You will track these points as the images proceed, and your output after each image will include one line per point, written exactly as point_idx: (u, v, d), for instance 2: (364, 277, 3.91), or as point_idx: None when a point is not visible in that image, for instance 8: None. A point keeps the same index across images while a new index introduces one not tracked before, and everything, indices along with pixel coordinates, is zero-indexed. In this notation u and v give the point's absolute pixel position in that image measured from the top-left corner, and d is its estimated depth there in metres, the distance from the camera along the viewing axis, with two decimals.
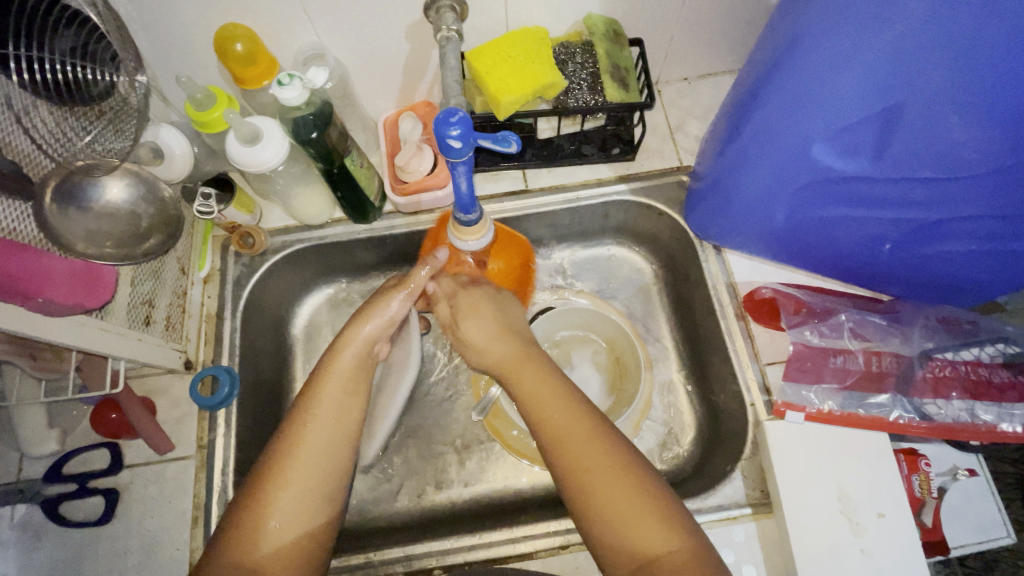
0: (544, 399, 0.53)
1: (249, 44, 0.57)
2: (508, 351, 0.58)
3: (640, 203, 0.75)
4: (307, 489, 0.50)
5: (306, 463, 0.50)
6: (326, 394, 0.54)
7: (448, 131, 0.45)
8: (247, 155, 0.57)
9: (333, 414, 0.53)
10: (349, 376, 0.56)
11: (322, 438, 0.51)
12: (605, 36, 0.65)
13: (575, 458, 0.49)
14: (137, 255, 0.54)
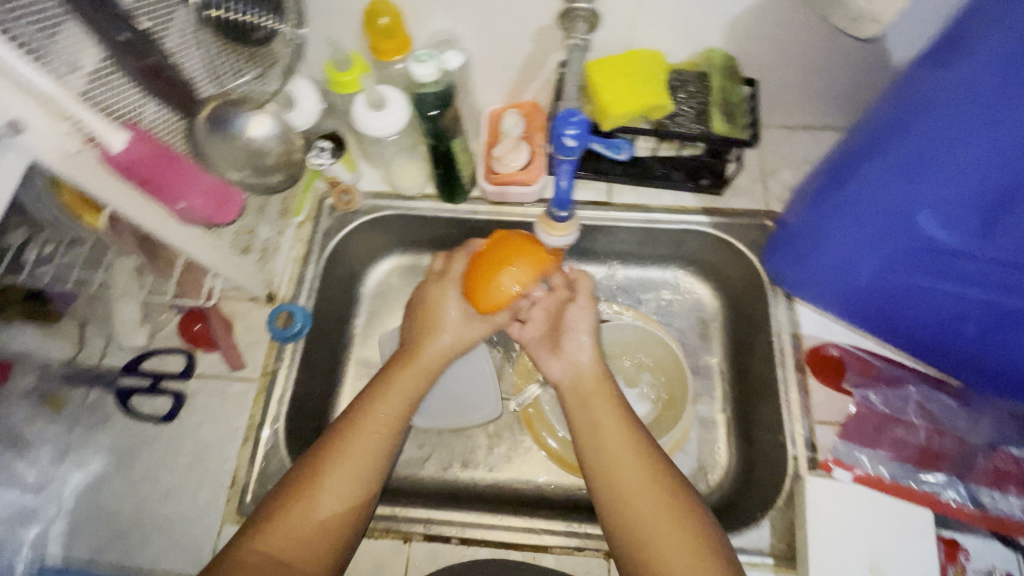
0: (606, 421, 0.58)
1: (393, 19, 0.62)
2: (585, 374, 0.63)
3: (718, 238, 0.75)
4: (349, 486, 0.55)
5: (347, 464, 0.56)
6: (376, 407, 0.60)
7: (565, 130, 0.48)
8: (369, 118, 0.62)
9: (387, 411, 0.60)
10: (396, 393, 0.62)
11: (365, 444, 0.57)
12: (721, 72, 0.67)
13: (623, 477, 0.54)
14: (270, 186, 0.63)
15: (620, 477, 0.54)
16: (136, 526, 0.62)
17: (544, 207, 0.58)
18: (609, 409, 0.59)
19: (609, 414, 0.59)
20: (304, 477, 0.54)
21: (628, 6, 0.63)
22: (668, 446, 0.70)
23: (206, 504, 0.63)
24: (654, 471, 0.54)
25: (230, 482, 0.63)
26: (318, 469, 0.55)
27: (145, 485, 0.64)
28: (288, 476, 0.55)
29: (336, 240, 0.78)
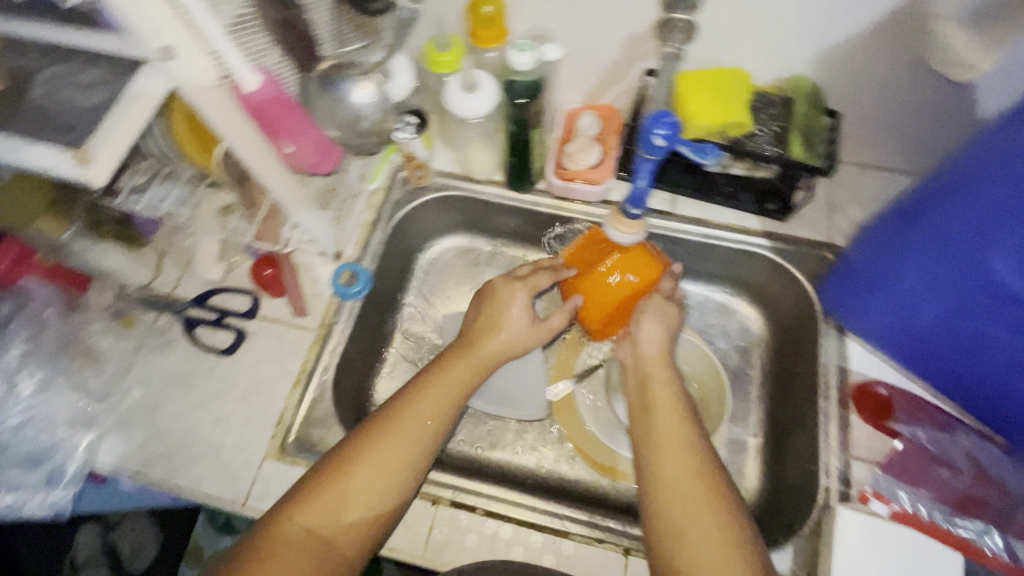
0: (671, 440, 0.55)
1: (497, 9, 0.66)
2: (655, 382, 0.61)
3: (775, 263, 0.76)
4: (388, 473, 0.55)
5: (389, 448, 0.56)
6: (425, 393, 0.60)
7: (656, 129, 0.49)
8: (460, 97, 0.65)
9: (435, 402, 0.60)
10: (448, 382, 0.62)
11: (410, 428, 0.57)
12: (806, 101, 0.68)
13: (685, 501, 0.51)
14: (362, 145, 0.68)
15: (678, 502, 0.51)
16: (183, 447, 0.66)
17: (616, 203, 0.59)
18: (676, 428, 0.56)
19: (675, 435, 0.56)
20: (349, 454, 0.55)
21: (725, 23, 0.65)
22: None
23: (252, 437, 0.66)
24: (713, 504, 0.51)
25: (276, 421, 0.67)
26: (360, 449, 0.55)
27: (197, 411, 0.67)
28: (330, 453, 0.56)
29: (403, 211, 0.81)
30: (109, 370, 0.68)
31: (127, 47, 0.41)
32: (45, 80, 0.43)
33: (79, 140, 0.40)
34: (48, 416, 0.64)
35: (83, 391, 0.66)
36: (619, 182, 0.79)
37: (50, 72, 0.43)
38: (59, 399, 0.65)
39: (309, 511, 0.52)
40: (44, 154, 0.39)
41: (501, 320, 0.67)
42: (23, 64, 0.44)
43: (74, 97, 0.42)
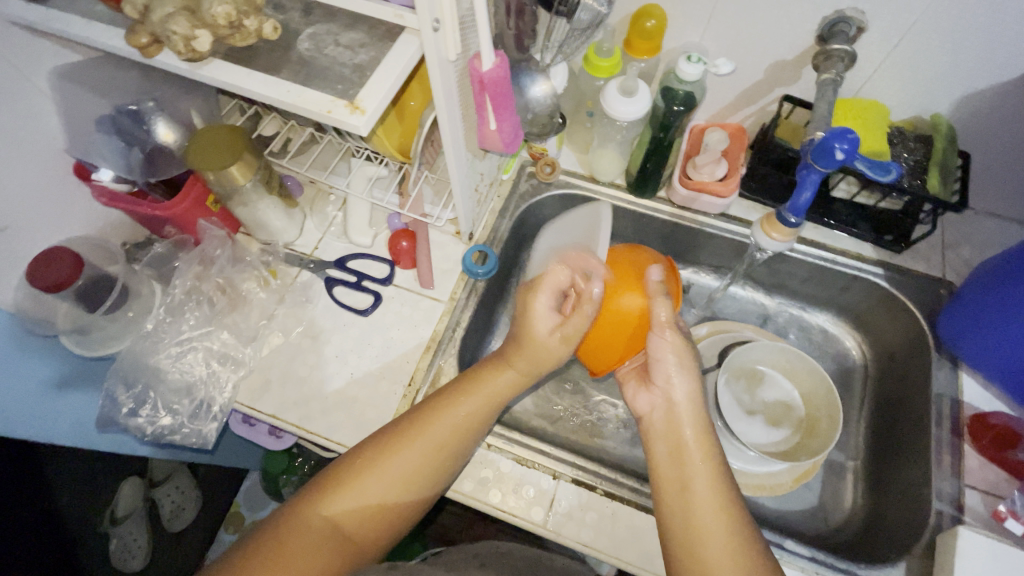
0: (711, 552, 0.48)
1: (659, 25, 0.70)
2: (691, 475, 0.53)
3: (887, 293, 0.78)
4: (416, 474, 0.54)
5: (412, 457, 0.54)
6: (459, 408, 0.57)
7: (837, 145, 0.54)
8: (617, 99, 0.69)
9: (472, 410, 0.58)
10: (485, 397, 0.59)
11: (435, 440, 0.55)
12: (945, 137, 0.71)
13: None
14: (536, 133, 0.70)
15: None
16: (320, 396, 0.69)
17: (775, 210, 0.65)
18: (720, 538, 0.48)
19: (723, 551, 0.48)
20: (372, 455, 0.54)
21: (873, 59, 0.69)
22: (789, 477, 0.74)
23: (385, 394, 0.70)
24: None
25: (408, 381, 0.70)
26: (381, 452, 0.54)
27: (334, 364, 0.71)
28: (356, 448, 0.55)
29: (527, 204, 0.85)
30: (256, 316, 0.72)
31: (401, 16, 0.45)
32: (308, 36, 0.48)
33: (350, 93, 0.45)
34: (205, 350, 0.69)
35: (233, 331, 0.71)
36: (738, 199, 0.83)
37: (313, 30, 0.48)
38: (216, 335, 0.70)
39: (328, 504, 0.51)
40: (318, 101, 0.44)
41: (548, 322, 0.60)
42: (285, 20, 0.49)
43: (338, 55, 0.47)
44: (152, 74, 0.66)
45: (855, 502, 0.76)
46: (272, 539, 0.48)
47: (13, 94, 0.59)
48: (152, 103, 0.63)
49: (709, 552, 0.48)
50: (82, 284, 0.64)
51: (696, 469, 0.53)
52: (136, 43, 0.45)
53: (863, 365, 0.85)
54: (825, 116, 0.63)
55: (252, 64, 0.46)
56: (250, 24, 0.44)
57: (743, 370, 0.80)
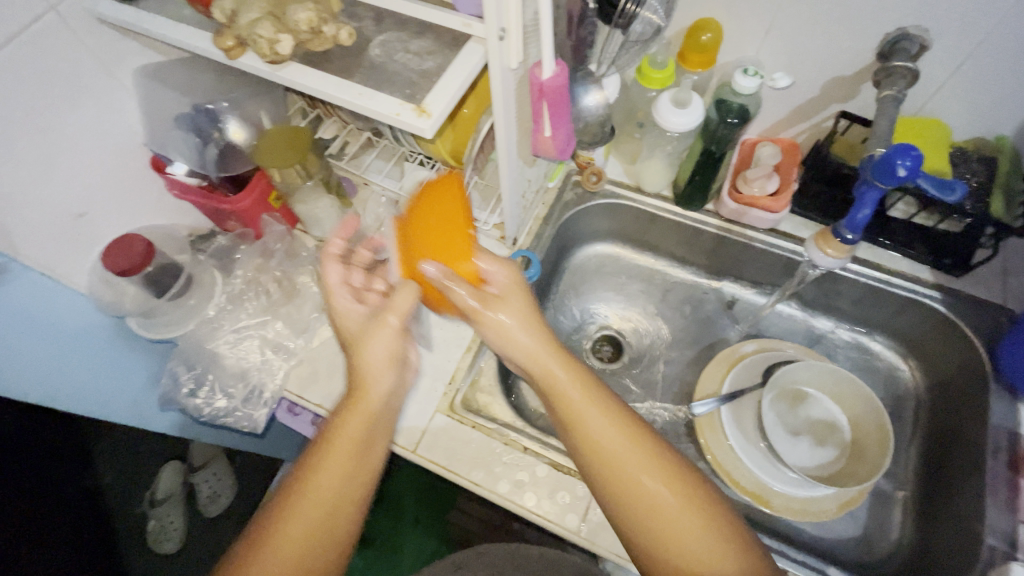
0: (681, 531, 0.45)
1: (714, 38, 0.70)
2: (614, 447, 0.48)
3: (943, 318, 0.75)
4: (301, 565, 0.46)
5: (291, 551, 0.46)
6: (312, 492, 0.49)
7: (900, 161, 0.53)
8: (669, 110, 0.70)
9: (343, 457, 0.50)
10: (338, 461, 0.50)
11: (297, 545, 0.47)
12: (1011, 159, 0.69)
13: (670, 541, 0.45)
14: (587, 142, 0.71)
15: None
16: None
17: (831, 226, 0.64)
18: (640, 472, 0.47)
19: (695, 526, 0.45)
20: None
21: (936, 76, 0.67)
22: (832, 504, 0.70)
23: (426, 390, 0.72)
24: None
25: (449, 379, 0.72)
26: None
27: None
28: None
29: (571, 212, 0.86)
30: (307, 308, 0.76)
31: (468, 25, 0.47)
32: (380, 43, 0.50)
33: (418, 97, 0.47)
34: (260, 338, 0.73)
35: (287, 322, 0.74)
36: (788, 216, 0.81)
37: (384, 37, 0.50)
38: (271, 324, 0.74)
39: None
40: (387, 104, 0.46)
41: (379, 346, 0.54)
42: (359, 27, 0.51)
43: (408, 61, 0.49)
44: (227, 76, 0.70)
45: (902, 535, 0.72)
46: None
47: (106, 92, 0.64)
48: (225, 104, 0.68)
49: (676, 535, 0.45)
50: (155, 270, 0.68)
51: (591, 434, 0.49)
52: (222, 45, 0.48)
53: (915, 392, 0.82)
54: (885, 132, 0.62)
55: (325, 67, 0.49)
56: (328, 30, 0.47)
57: (787, 389, 0.77)
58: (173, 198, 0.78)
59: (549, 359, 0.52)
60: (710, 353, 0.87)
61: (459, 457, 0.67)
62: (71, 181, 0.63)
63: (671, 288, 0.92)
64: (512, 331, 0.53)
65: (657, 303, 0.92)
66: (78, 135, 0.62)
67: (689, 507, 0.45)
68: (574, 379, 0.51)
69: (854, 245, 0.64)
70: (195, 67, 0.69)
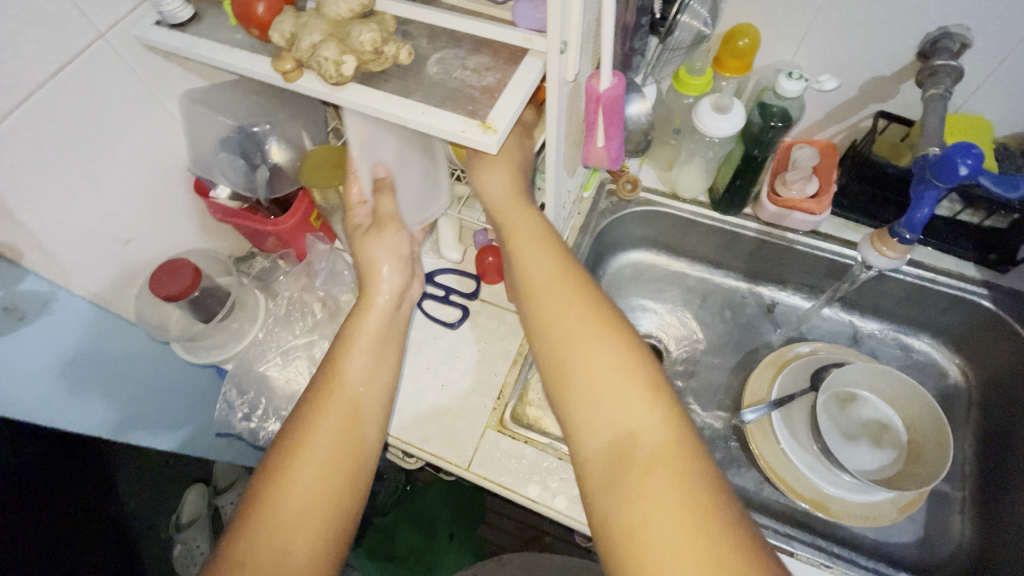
0: (596, 361, 0.48)
1: (752, 44, 0.70)
2: (547, 291, 0.53)
3: (993, 316, 0.75)
4: (344, 448, 0.51)
5: (334, 430, 0.51)
6: (349, 375, 0.55)
7: (961, 161, 0.53)
8: (710, 116, 0.69)
9: (372, 348, 0.58)
10: (367, 360, 0.57)
11: (339, 437, 0.51)
12: None
13: (573, 360, 0.48)
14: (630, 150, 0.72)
15: (630, 428, 0.44)
16: (413, 406, 0.71)
17: (887, 225, 0.64)
18: (561, 300, 0.52)
19: (606, 354, 0.48)
20: (274, 488, 0.48)
21: (979, 74, 0.67)
22: (894, 510, 0.68)
23: (475, 405, 0.71)
24: (671, 418, 0.45)
25: (497, 394, 0.72)
26: (281, 486, 0.48)
27: (425, 375, 0.74)
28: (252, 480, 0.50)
29: (608, 220, 0.86)
30: None
31: (529, 40, 0.47)
32: (437, 61, 0.50)
33: (481, 114, 0.47)
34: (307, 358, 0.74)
35: None
36: (828, 217, 0.81)
37: (440, 55, 0.50)
38: (319, 345, 0.74)
39: (249, 563, 0.45)
40: (451, 122, 0.46)
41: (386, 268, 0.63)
42: (414, 46, 0.51)
43: (467, 78, 0.49)
44: (268, 98, 0.70)
45: (965, 536, 0.71)
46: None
47: (151, 119, 0.64)
48: (269, 125, 0.68)
49: (591, 362, 0.48)
50: (200, 295, 0.68)
51: (528, 270, 0.56)
52: (281, 68, 0.48)
53: (965, 391, 0.81)
54: (936, 131, 0.61)
55: (382, 87, 0.49)
56: (388, 50, 0.47)
57: (838, 391, 0.76)
58: (215, 222, 0.78)
59: (512, 211, 0.61)
60: (752, 358, 0.86)
61: (513, 472, 0.66)
62: (118, 209, 0.63)
63: (708, 293, 0.92)
64: (493, 185, 0.63)
65: (694, 308, 0.91)
66: (125, 162, 0.62)
67: (603, 338, 0.49)
68: (524, 241, 0.58)
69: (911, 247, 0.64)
70: (237, 91, 0.69)
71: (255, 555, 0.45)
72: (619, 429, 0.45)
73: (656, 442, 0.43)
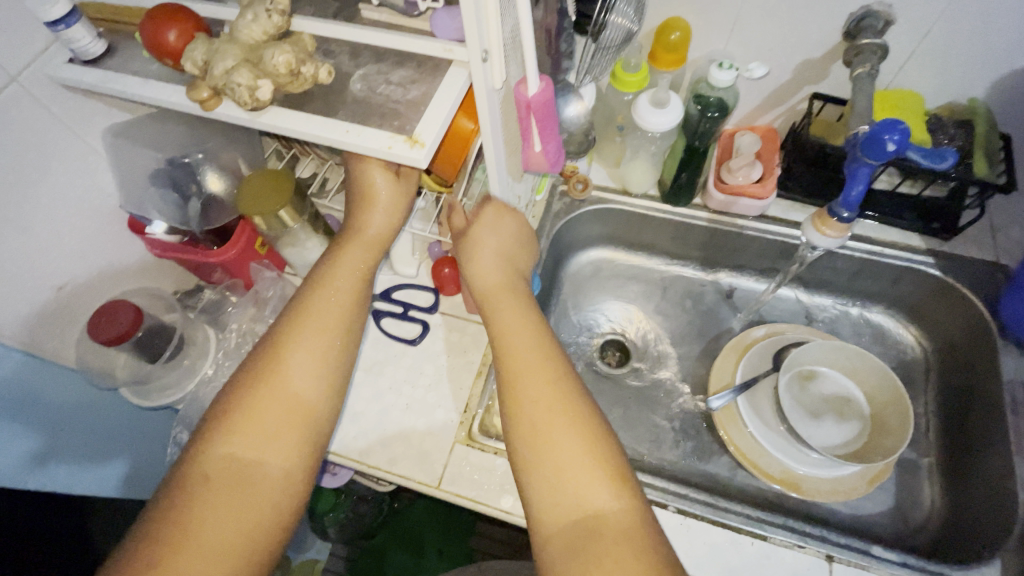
0: (563, 443, 0.48)
1: (683, 36, 0.71)
2: (522, 366, 0.53)
3: (942, 282, 0.77)
4: (314, 376, 0.52)
5: (301, 362, 0.52)
6: (317, 308, 0.55)
7: (887, 137, 0.54)
8: (648, 111, 0.70)
9: (345, 282, 0.58)
10: (339, 297, 0.57)
11: (314, 356, 0.53)
12: (984, 120, 0.71)
13: (542, 443, 0.48)
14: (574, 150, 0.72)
15: (593, 509, 0.45)
16: (378, 429, 0.70)
17: (826, 206, 0.66)
18: (537, 375, 0.52)
19: (574, 440, 0.48)
20: (250, 402, 0.49)
21: (904, 50, 0.69)
22: (863, 481, 0.70)
23: (442, 421, 0.70)
24: (629, 501, 0.46)
25: (464, 408, 0.71)
26: (260, 400, 0.50)
27: (388, 395, 0.72)
28: (222, 397, 0.51)
29: (563, 222, 0.85)
30: None
31: (450, 49, 0.46)
32: (360, 77, 0.49)
33: (408, 128, 0.46)
34: None
35: None
36: (776, 200, 0.82)
37: (363, 71, 0.49)
38: None
39: (217, 471, 0.47)
40: (377, 139, 0.45)
41: (386, 203, 0.61)
42: (335, 64, 0.50)
43: (391, 92, 0.48)
44: (197, 127, 0.68)
45: (934, 501, 0.73)
46: (170, 520, 0.44)
47: (71, 158, 0.61)
48: (201, 155, 0.66)
49: (558, 442, 0.48)
50: (143, 335, 0.65)
51: (503, 342, 0.55)
52: (196, 97, 0.47)
53: (923, 358, 0.83)
54: (865, 109, 0.62)
55: (306, 109, 0.48)
56: (306, 71, 0.46)
57: (802, 368, 0.77)
58: (154, 258, 0.75)
59: (498, 288, 0.60)
60: (717, 346, 0.87)
61: (484, 486, 0.65)
62: (45, 255, 0.60)
63: (669, 284, 0.92)
64: (489, 254, 0.62)
65: (657, 301, 0.91)
66: (47, 205, 0.59)
67: (571, 424, 0.49)
68: (502, 309, 0.57)
69: (850, 224, 0.66)
70: (163, 122, 0.67)
71: (218, 465, 0.47)
72: (580, 512, 0.45)
73: (618, 528, 0.44)
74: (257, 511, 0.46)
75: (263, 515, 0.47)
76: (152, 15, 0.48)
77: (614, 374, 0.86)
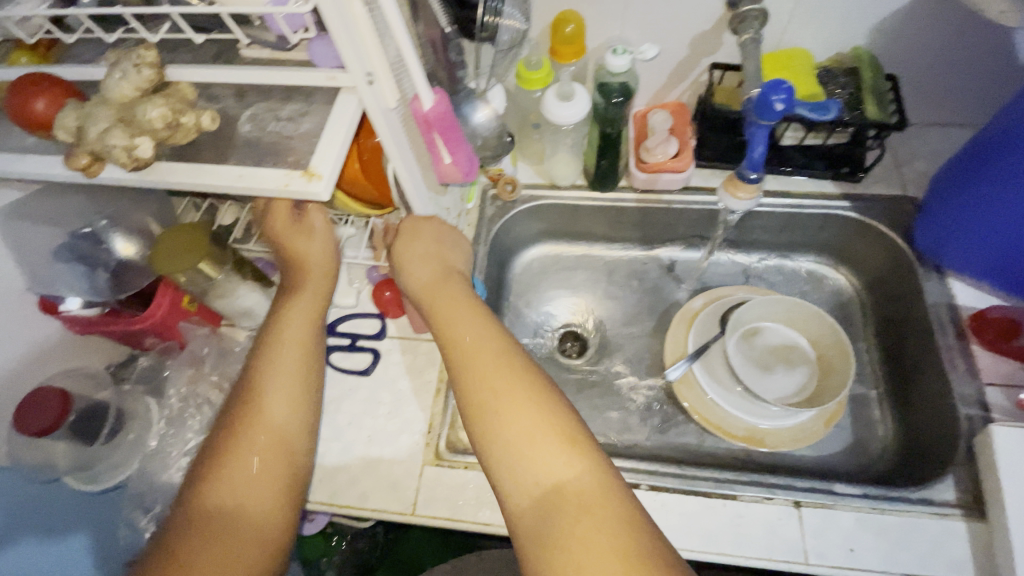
0: (518, 417, 0.48)
1: (578, 28, 0.72)
2: (474, 351, 0.53)
3: (860, 223, 0.81)
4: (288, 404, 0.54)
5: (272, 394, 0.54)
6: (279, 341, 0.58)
7: (775, 96, 0.57)
8: (557, 105, 0.71)
9: (302, 311, 0.61)
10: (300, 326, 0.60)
11: (286, 384, 0.55)
12: (870, 65, 0.75)
13: (502, 417, 0.48)
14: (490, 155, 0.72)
15: (557, 480, 0.45)
16: (343, 467, 0.68)
17: (734, 171, 0.69)
18: (491, 357, 0.52)
19: (530, 414, 0.48)
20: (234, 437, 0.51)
21: (785, 11, 0.72)
22: (819, 422, 0.73)
23: (408, 446, 0.69)
24: (594, 465, 0.46)
25: (427, 428, 0.70)
26: (245, 442, 0.51)
27: (349, 431, 0.70)
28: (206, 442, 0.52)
29: (498, 226, 0.85)
30: None
31: (333, 78, 0.46)
32: (248, 118, 0.47)
33: (303, 162, 0.45)
34: None
35: None
36: (696, 170, 0.85)
37: (251, 111, 0.48)
38: None
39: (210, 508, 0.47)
40: (273, 178, 0.44)
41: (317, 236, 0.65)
42: (221, 108, 0.48)
43: (282, 129, 0.47)
44: (99, 194, 0.65)
45: (889, 431, 0.76)
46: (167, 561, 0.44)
47: None
48: (106, 221, 0.63)
49: (512, 416, 0.48)
50: (74, 419, 0.61)
51: (452, 334, 0.56)
52: (77, 165, 0.45)
53: (857, 296, 0.87)
54: (755, 73, 0.65)
55: (198, 159, 0.46)
56: (187, 120, 0.44)
57: (750, 324, 0.80)
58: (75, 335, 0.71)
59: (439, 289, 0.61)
60: (668, 319, 0.89)
61: (459, 503, 0.65)
62: None
63: (614, 268, 0.94)
64: (420, 262, 0.63)
65: (604, 287, 0.93)
66: None
67: (527, 393, 0.49)
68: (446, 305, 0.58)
69: (760, 185, 0.69)
70: (60, 194, 0.64)
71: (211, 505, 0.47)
72: (543, 485, 0.45)
73: (583, 493, 0.44)
74: (258, 549, 0.47)
75: (263, 552, 0.47)
76: (14, 88, 0.46)
77: (573, 364, 0.87)
